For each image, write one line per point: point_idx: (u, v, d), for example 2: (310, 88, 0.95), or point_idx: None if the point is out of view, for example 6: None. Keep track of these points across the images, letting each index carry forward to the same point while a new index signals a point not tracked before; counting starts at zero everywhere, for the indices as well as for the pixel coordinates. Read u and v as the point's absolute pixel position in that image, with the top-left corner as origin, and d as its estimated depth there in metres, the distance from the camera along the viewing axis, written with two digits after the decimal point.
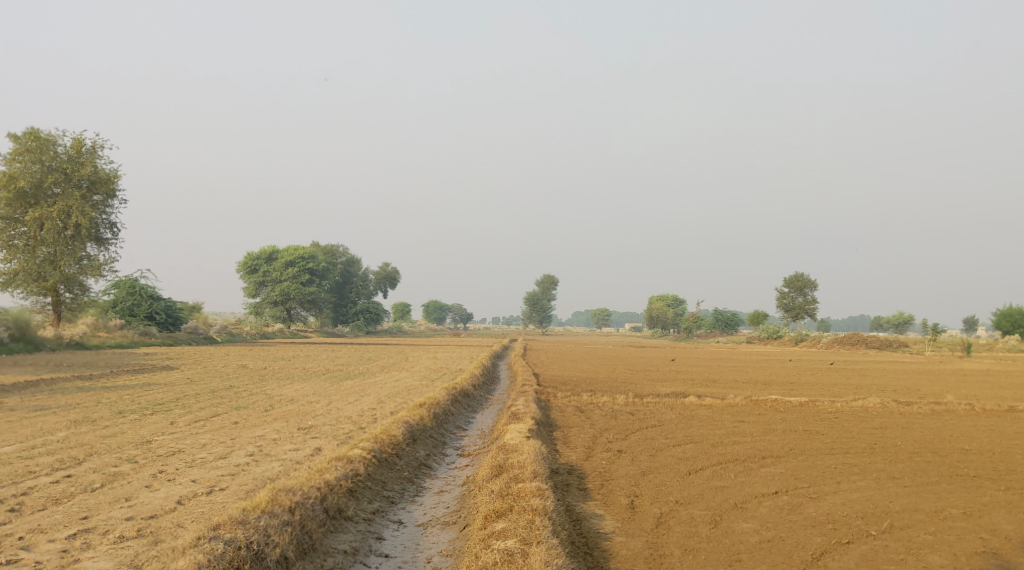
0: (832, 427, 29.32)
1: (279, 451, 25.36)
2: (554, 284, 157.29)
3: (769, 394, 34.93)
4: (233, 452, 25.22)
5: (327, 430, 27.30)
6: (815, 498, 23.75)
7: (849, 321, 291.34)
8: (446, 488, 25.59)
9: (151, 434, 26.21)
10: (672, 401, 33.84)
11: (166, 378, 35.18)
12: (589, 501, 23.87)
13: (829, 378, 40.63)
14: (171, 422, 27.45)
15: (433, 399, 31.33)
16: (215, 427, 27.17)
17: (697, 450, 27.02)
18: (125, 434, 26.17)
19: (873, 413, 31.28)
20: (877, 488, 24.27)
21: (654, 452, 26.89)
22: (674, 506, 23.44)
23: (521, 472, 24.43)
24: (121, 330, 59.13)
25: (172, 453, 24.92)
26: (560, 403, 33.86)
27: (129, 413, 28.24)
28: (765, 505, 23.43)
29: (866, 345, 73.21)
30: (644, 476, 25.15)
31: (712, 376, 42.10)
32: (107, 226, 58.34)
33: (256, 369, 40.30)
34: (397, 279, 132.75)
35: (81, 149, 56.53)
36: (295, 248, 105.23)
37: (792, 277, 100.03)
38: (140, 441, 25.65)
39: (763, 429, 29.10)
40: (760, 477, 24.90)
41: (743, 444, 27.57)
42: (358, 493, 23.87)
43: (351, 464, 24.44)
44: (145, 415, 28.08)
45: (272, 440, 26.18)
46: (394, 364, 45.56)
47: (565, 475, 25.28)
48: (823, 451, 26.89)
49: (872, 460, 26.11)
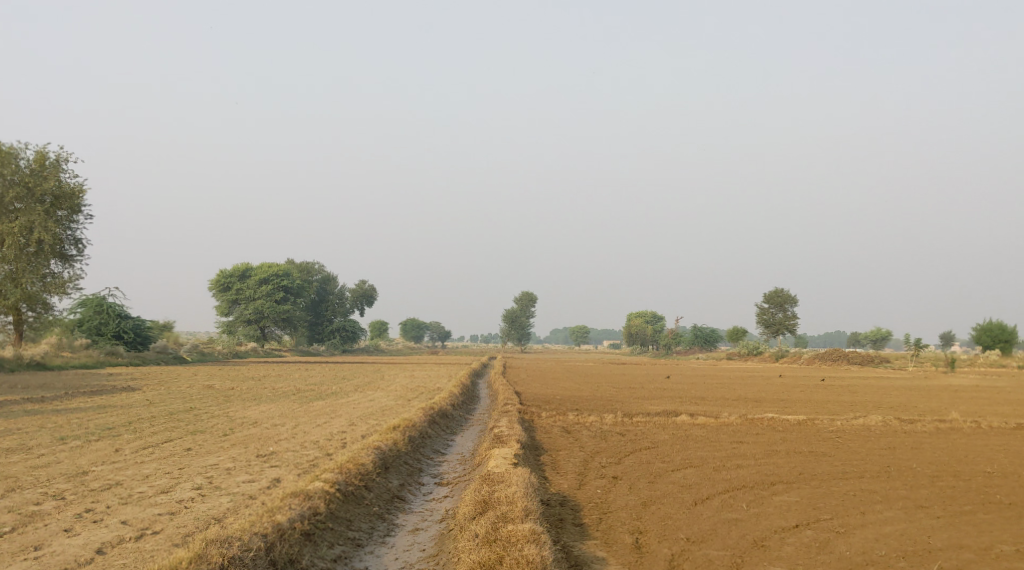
0: (839, 448, 28.02)
1: (230, 484, 23.73)
2: (533, 301, 156.07)
3: (765, 412, 33.63)
4: (178, 485, 23.58)
5: (289, 458, 25.70)
6: (843, 533, 22.40)
7: (829, 337, 291.25)
8: (421, 526, 24.00)
9: (88, 465, 24.55)
10: (663, 421, 32.44)
11: (124, 400, 33.51)
12: (587, 540, 22.44)
13: (821, 394, 39.40)
14: (116, 449, 25.80)
15: (408, 421, 29.81)
16: (164, 455, 25.52)
17: (697, 476, 25.64)
18: (60, 464, 24.51)
19: (879, 432, 29.97)
20: (909, 520, 22.92)
21: (652, 479, 25.46)
22: (686, 546, 22.02)
23: (509, 509, 22.88)
24: (88, 350, 57.29)
25: (106, 488, 23.26)
26: (545, 424, 32.38)
27: (71, 439, 26.59)
28: (789, 543, 22.03)
29: (848, 360, 72.29)
30: (646, 509, 23.72)
31: (699, 393, 40.79)
32: (73, 242, 56.62)
33: (223, 389, 38.59)
34: (374, 296, 131.08)
35: (44, 163, 54.80)
36: (268, 265, 103.42)
37: (771, 292, 99.15)
38: (73, 473, 23.98)
39: (765, 451, 27.74)
40: (775, 509, 23.52)
41: (747, 468, 26.21)
42: (316, 536, 22.28)
43: (310, 501, 22.83)
44: (89, 441, 26.42)
45: (224, 471, 24.57)
46: (369, 383, 44.06)
47: (557, 508, 23.85)
48: (835, 476, 25.55)
49: (891, 486, 24.80)
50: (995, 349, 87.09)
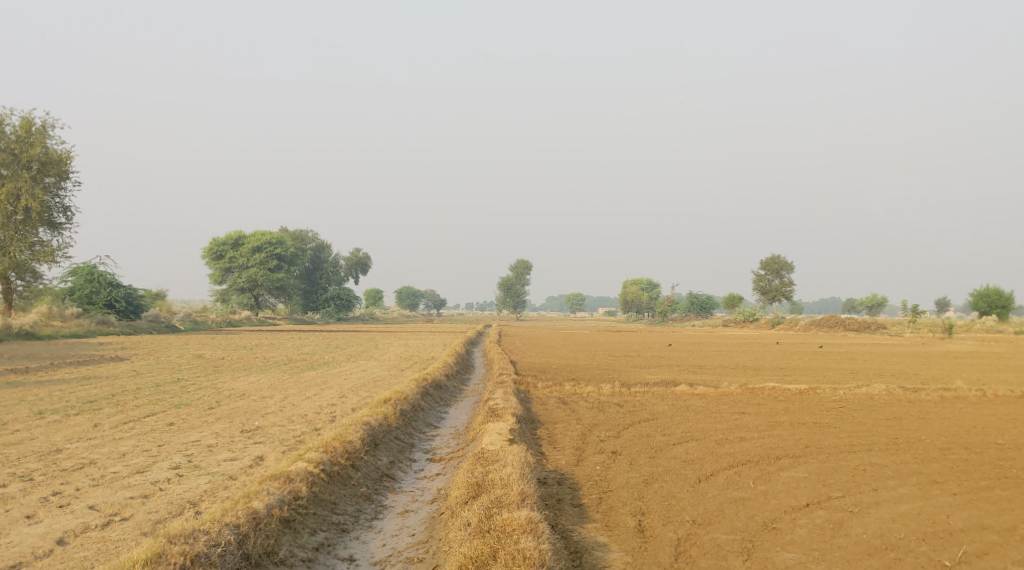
0: (843, 419, 27.57)
1: (210, 463, 23.26)
2: (529, 268, 155.46)
3: (765, 381, 33.17)
4: (155, 465, 23.10)
5: (274, 434, 25.17)
6: (857, 513, 22.04)
7: (824, 304, 291.15)
8: (411, 507, 23.49)
9: (63, 441, 24.04)
10: (662, 391, 31.96)
11: (111, 370, 32.94)
12: (587, 524, 22.04)
13: (820, 362, 38.94)
14: (96, 424, 25.27)
15: (400, 393, 29.25)
16: (144, 430, 25.00)
17: (699, 450, 25.17)
18: (34, 441, 24.00)
19: (882, 402, 29.52)
20: (925, 498, 22.57)
21: (653, 454, 24.98)
22: (693, 529, 21.63)
23: (504, 494, 22.42)
24: (78, 320, 56.69)
25: (79, 467, 22.80)
26: (541, 395, 31.88)
27: (49, 413, 26.04)
28: (801, 525, 21.70)
29: (845, 327, 71.83)
30: (648, 487, 23.27)
31: (698, 361, 40.31)
32: (62, 209, 55.91)
33: (213, 359, 38.06)
34: (369, 264, 130.32)
35: (30, 129, 53.97)
36: (261, 232, 102.43)
37: (768, 259, 98.59)
38: (46, 451, 23.47)
39: (767, 423, 27.28)
40: (783, 486, 23.10)
41: (750, 441, 25.74)
42: (297, 524, 21.85)
43: (290, 485, 22.35)
44: (68, 416, 25.86)
45: (206, 448, 24.05)
46: (363, 352, 43.57)
47: (555, 487, 23.41)
48: (842, 449, 25.11)
49: (901, 459, 24.38)
50: (991, 316, 86.65)
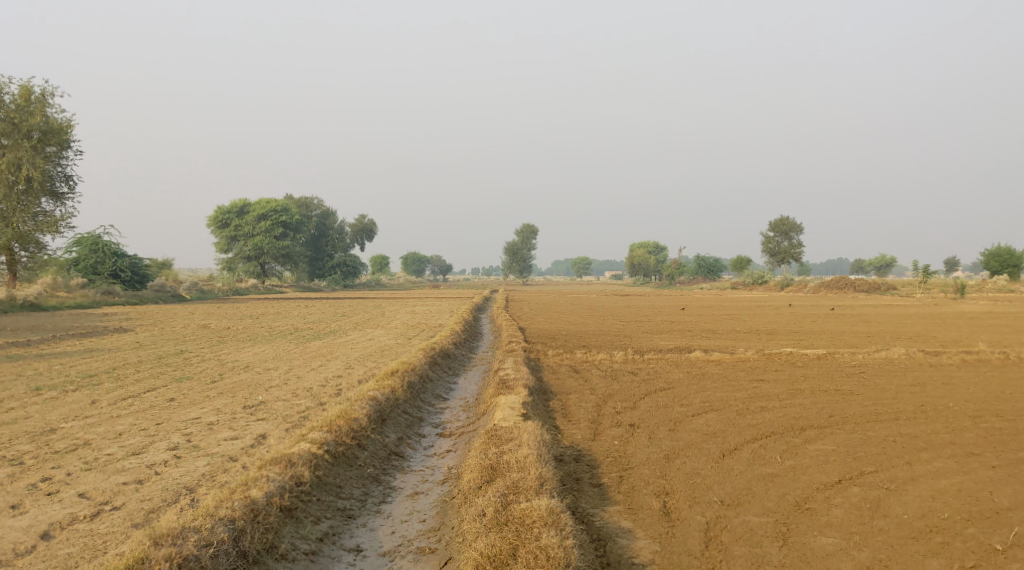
0: (866, 386, 27.08)
1: (210, 443, 22.85)
2: (534, 233, 154.76)
3: (782, 346, 32.64)
4: (152, 446, 22.68)
5: (278, 409, 24.75)
6: (893, 491, 21.61)
7: (831, 265, 289.86)
8: (421, 489, 23.05)
9: (58, 421, 23.63)
10: (676, 357, 31.49)
11: (113, 342, 32.55)
12: (609, 507, 21.61)
13: (834, 325, 38.44)
14: (94, 401, 24.84)
15: (407, 364, 28.81)
16: (143, 407, 24.58)
17: (719, 422, 24.71)
18: (28, 420, 23.59)
19: (904, 367, 29.01)
20: (963, 472, 22.14)
21: (673, 427, 24.50)
22: (722, 512, 21.20)
23: (520, 478, 21.96)
24: (84, 290, 56.33)
25: (72, 449, 22.40)
26: (552, 363, 31.43)
27: (46, 389, 25.63)
28: (837, 505, 21.27)
29: (854, 288, 71.16)
30: (670, 464, 22.82)
31: (710, 326, 39.81)
32: (64, 179, 55.41)
33: (218, 329, 37.65)
34: (375, 230, 129.76)
35: (30, 98, 53.35)
36: (266, 200, 101.84)
37: (777, 221, 97.73)
38: (39, 432, 23.06)
39: (787, 391, 26.78)
40: (813, 461, 22.67)
41: (772, 412, 25.26)
42: (299, 512, 21.43)
43: (291, 470, 21.92)
44: (66, 392, 25.44)
45: (206, 427, 23.63)
46: (369, 320, 43.15)
47: (573, 466, 22.99)
48: (869, 419, 24.63)
49: (933, 430, 23.92)
50: (1003, 275, 85.69)
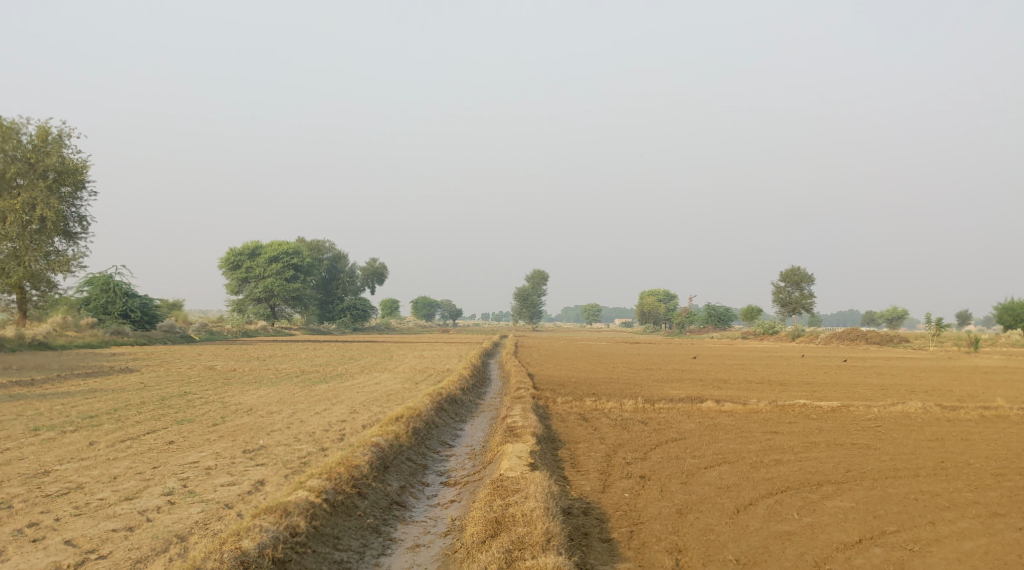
0: (884, 440, 26.59)
1: (206, 489, 22.48)
2: (545, 279, 154.58)
3: (795, 397, 32.15)
4: (146, 491, 22.31)
5: (279, 454, 24.37)
6: (917, 552, 21.09)
7: (843, 316, 288.48)
8: (422, 541, 22.58)
9: (52, 462, 23.30)
10: (687, 407, 31.02)
11: (118, 382, 32.25)
12: (619, 564, 21.12)
13: (848, 377, 37.92)
14: (91, 443, 24.52)
15: (413, 410, 28.41)
16: (141, 450, 24.25)
17: (733, 475, 24.24)
18: (22, 462, 23.27)
19: (921, 421, 28.51)
20: (989, 533, 21.62)
21: (685, 480, 24.04)
22: None
23: (526, 533, 21.51)
24: (93, 330, 56.17)
25: (64, 493, 22.05)
26: (561, 411, 30.99)
27: (45, 429, 25.32)
28: (857, 566, 20.75)
29: (867, 340, 70.57)
30: (683, 519, 22.34)
31: (721, 376, 39.31)
32: (77, 219, 55.53)
33: (224, 371, 37.32)
34: (385, 274, 129.74)
35: (46, 138, 53.63)
36: (277, 242, 102.02)
37: (788, 271, 97.39)
38: (32, 474, 22.73)
39: (802, 444, 26.31)
40: (831, 518, 22.17)
41: (787, 465, 24.79)
42: (294, 564, 20.99)
43: (287, 519, 21.49)
44: (64, 433, 25.13)
45: (203, 471, 23.26)
46: (376, 364, 42.76)
47: (581, 519, 22.52)
48: (888, 475, 24.14)
49: (954, 487, 23.42)
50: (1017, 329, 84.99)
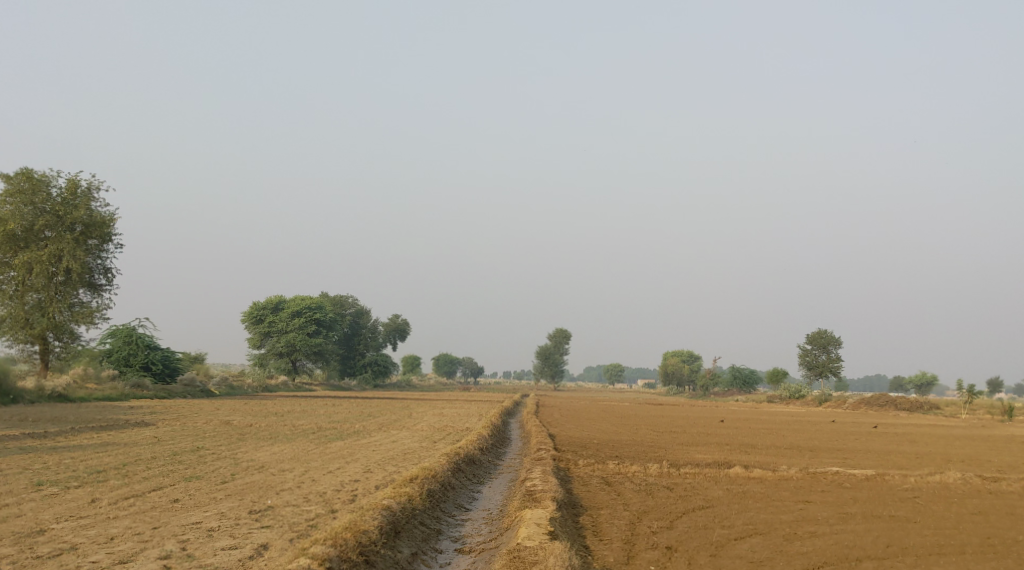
0: (923, 513, 25.70)
1: (205, 553, 21.82)
2: (567, 338, 153.81)
3: (826, 465, 31.25)
4: (142, 553, 21.66)
5: (286, 516, 23.74)
6: None
7: (869, 381, 285.33)
8: None
9: (49, 521, 22.74)
10: (714, 473, 30.18)
11: (131, 436, 31.77)
12: None
13: (880, 444, 36.94)
14: (93, 500, 23.98)
15: (428, 471, 27.74)
16: (143, 508, 23.69)
17: (764, 548, 23.40)
18: (19, 520, 22.73)
19: (960, 493, 27.57)
20: None
21: (713, 552, 23.20)
22: None
23: None
24: (113, 381, 55.86)
25: (56, 554, 21.42)
26: (582, 474, 30.21)
27: (48, 484, 24.84)
28: None
29: (895, 406, 69.33)
30: None
31: (748, 440, 38.41)
32: (103, 272, 55.56)
33: (240, 426, 36.78)
34: (408, 330, 129.38)
35: (76, 191, 53.87)
36: (301, 297, 102.03)
37: (814, 333, 96.30)
38: (28, 532, 22.18)
39: (837, 515, 25.46)
40: None
41: (822, 538, 23.93)
42: None
43: None
44: (67, 489, 24.63)
45: (205, 533, 22.62)
46: (395, 422, 42.11)
47: None
48: (930, 551, 23.23)
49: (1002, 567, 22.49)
50: None
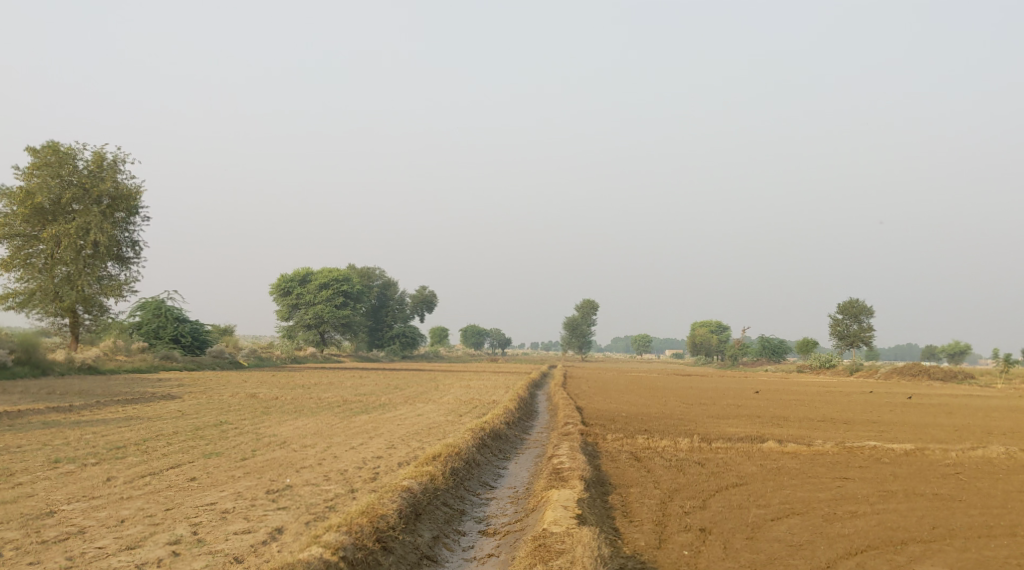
0: (968, 490, 25.10)
1: (216, 538, 21.60)
2: (595, 309, 153.17)
3: (863, 439, 30.59)
4: (151, 539, 21.45)
5: (303, 497, 23.46)
6: None
7: (899, 350, 283.17)
8: None
9: (60, 502, 22.57)
10: (746, 448, 29.61)
11: (156, 410, 31.60)
12: None
13: (917, 416, 36.20)
14: (108, 479, 23.79)
15: (452, 448, 27.33)
16: (158, 488, 23.48)
17: (803, 530, 22.90)
18: (30, 500, 22.57)
19: (1005, 469, 26.90)
20: None
21: (750, 535, 22.73)
22: None
23: None
24: (142, 354, 55.81)
25: (62, 539, 21.25)
26: (611, 449, 29.76)
27: (65, 462, 24.69)
28: None
29: (929, 375, 68.38)
30: None
31: (780, 413, 37.76)
32: (130, 244, 55.48)
33: (266, 399, 36.56)
34: (435, 302, 129.15)
35: (102, 164, 53.74)
36: (328, 269, 101.92)
37: (846, 302, 95.19)
38: (37, 514, 22.01)
39: (877, 493, 24.88)
40: None
41: (864, 519, 23.41)
42: None
43: None
44: (84, 467, 24.45)
45: (218, 516, 22.39)
46: (422, 394, 41.78)
47: None
48: (979, 533, 22.73)
49: None
50: None
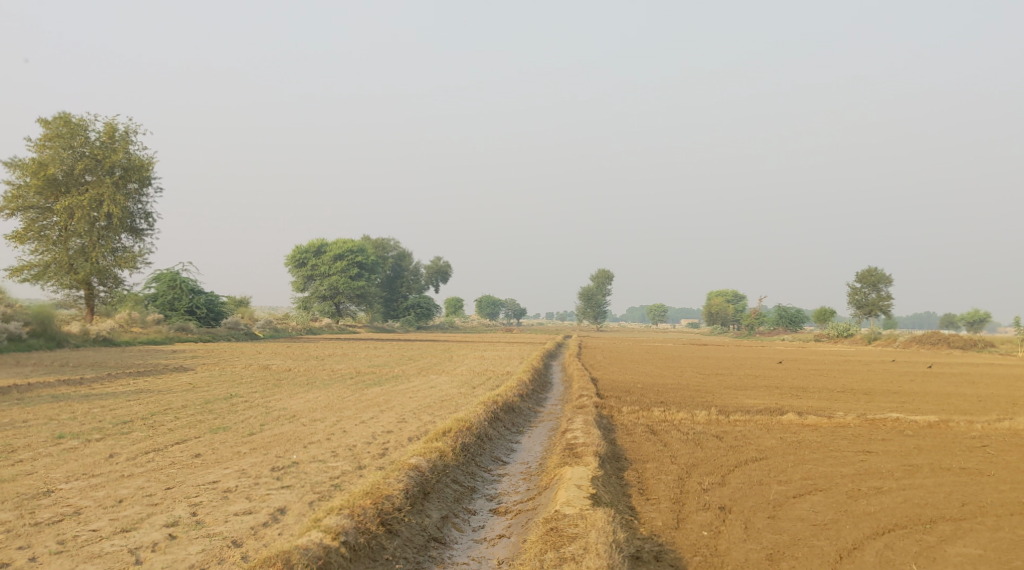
0: (996, 465, 24.64)
1: (216, 519, 21.40)
2: (610, 279, 152.55)
3: (885, 410, 30.10)
4: (147, 520, 21.27)
5: (309, 475, 23.19)
6: None
7: (916, 318, 281.73)
8: None
9: (59, 480, 22.38)
10: (766, 420, 29.17)
11: (167, 383, 31.39)
12: None
13: (938, 386, 35.69)
14: (110, 456, 23.58)
15: (464, 423, 26.98)
16: (160, 465, 23.26)
17: (827, 508, 22.52)
18: (29, 478, 22.40)
19: None
20: None
21: (772, 514, 22.36)
22: None
23: None
24: (158, 326, 55.63)
25: (56, 520, 21.09)
26: (626, 423, 29.37)
27: (69, 437, 24.49)
28: None
29: (949, 344, 67.64)
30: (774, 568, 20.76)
31: (799, 384, 37.32)
32: (143, 216, 55.24)
33: (278, 371, 36.26)
34: (450, 272, 128.76)
35: (114, 135, 53.43)
36: (343, 240, 101.59)
37: (864, 271, 94.37)
38: (34, 494, 21.84)
39: (902, 468, 24.45)
40: None
41: (890, 495, 23.00)
42: None
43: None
44: (87, 443, 24.23)
45: (219, 495, 22.17)
46: (436, 365, 41.46)
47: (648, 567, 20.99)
48: (1011, 510, 22.31)
49: None
50: None
